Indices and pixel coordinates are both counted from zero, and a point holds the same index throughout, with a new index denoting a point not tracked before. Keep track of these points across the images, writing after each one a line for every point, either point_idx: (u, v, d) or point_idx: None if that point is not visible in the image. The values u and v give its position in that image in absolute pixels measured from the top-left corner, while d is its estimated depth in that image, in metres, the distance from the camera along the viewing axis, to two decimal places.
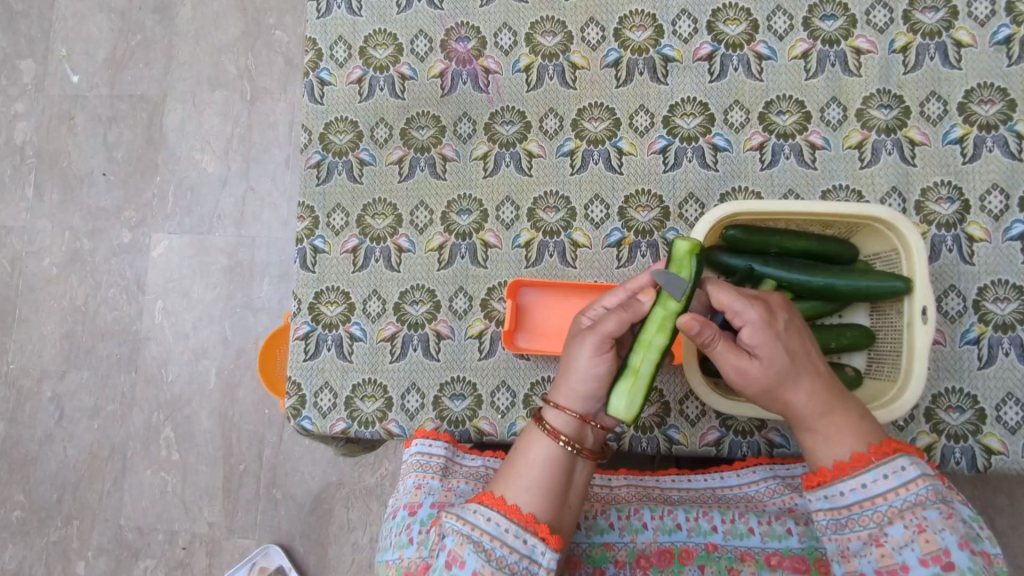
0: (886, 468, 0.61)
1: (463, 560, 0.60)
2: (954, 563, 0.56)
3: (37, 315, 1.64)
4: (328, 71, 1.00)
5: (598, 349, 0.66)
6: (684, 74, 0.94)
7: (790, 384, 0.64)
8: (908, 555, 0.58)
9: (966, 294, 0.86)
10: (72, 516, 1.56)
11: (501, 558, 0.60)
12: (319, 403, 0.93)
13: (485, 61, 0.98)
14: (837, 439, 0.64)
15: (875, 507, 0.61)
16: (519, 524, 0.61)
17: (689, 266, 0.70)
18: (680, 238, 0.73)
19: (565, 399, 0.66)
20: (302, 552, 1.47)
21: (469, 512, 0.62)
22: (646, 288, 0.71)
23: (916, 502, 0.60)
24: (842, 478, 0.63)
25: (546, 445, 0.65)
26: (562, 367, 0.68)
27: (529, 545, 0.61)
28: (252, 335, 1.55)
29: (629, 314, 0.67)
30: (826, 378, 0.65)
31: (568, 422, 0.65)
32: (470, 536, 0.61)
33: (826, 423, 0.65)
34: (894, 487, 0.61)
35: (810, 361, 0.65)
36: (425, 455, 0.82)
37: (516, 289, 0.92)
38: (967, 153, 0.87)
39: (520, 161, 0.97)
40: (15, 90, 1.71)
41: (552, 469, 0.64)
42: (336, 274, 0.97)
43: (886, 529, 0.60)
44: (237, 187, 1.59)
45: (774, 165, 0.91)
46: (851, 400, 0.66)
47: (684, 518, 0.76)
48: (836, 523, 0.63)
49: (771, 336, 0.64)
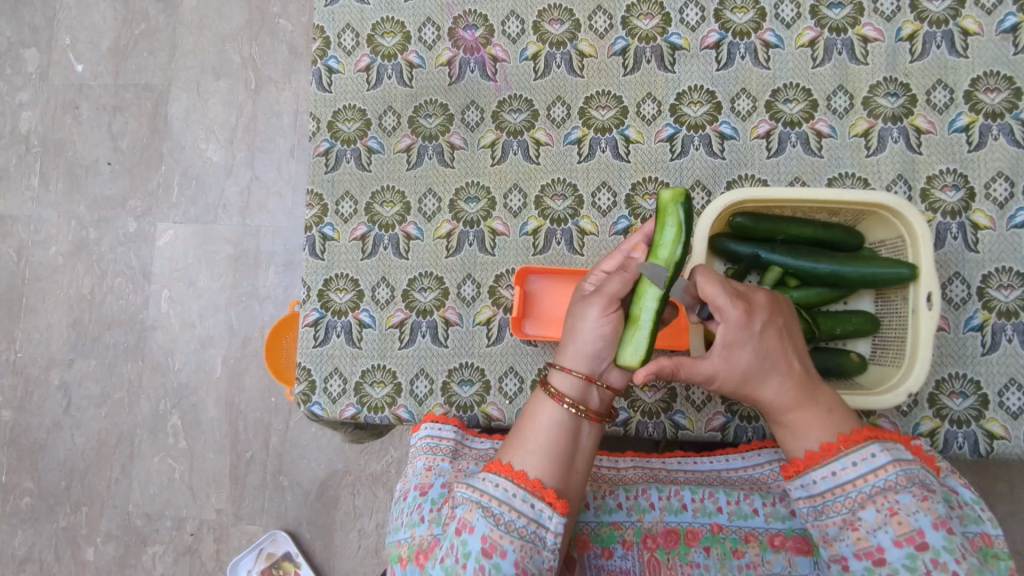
0: (856, 456, 0.63)
1: (473, 525, 0.62)
2: (928, 543, 0.59)
3: (44, 304, 1.65)
4: (336, 59, 1.00)
5: (606, 309, 0.68)
6: (691, 63, 0.94)
7: (758, 382, 0.66)
8: (882, 537, 0.61)
9: (970, 281, 0.86)
10: (81, 503, 1.58)
11: (510, 522, 0.61)
12: (328, 389, 0.94)
13: (493, 49, 0.99)
14: (806, 432, 0.66)
15: (845, 493, 0.63)
16: (526, 488, 0.62)
17: (674, 214, 0.72)
18: (663, 189, 0.74)
19: (571, 361, 0.68)
20: (309, 538, 1.49)
21: (479, 480, 0.64)
22: (637, 244, 0.75)
23: (886, 488, 0.61)
24: (813, 467, 0.65)
25: (551, 409, 0.66)
26: (568, 329, 0.70)
27: (537, 509, 0.62)
28: (257, 324, 1.56)
29: (630, 273, 0.70)
30: (799, 376, 0.66)
31: (573, 383, 0.67)
32: (480, 502, 0.62)
33: (792, 417, 0.66)
34: (862, 474, 0.63)
35: (784, 360, 0.66)
36: (435, 439, 0.84)
37: (523, 276, 0.93)
38: (972, 141, 0.88)
39: (527, 149, 0.97)
40: (20, 79, 1.71)
41: (559, 433, 0.66)
42: (345, 261, 0.97)
43: (858, 514, 0.62)
44: (242, 176, 1.60)
45: (781, 153, 0.92)
46: (824, 393, 0.67)
47: (690, 499, 0.78)
48: (815, 510, 0.65)
49: (741, 338, 0.65)
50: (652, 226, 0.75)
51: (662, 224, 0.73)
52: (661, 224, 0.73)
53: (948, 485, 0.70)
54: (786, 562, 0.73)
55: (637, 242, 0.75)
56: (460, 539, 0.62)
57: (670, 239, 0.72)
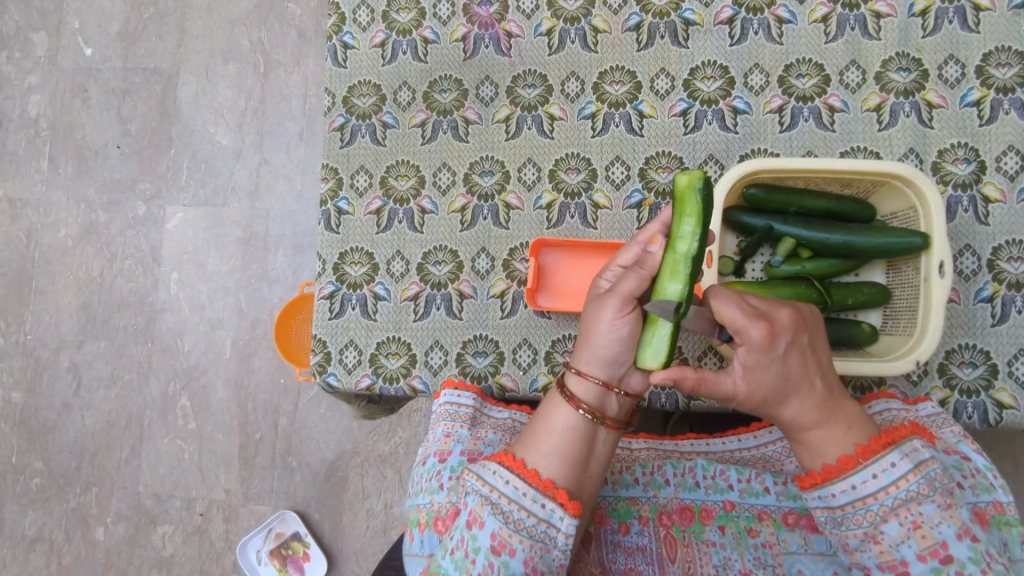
0: (876, 467, 0.63)
1: (483, 521, 0.64)
2: (952, 556, 0.60)
3: (54, 287, 1.66)
4: (351, 34, 1.01)
5: (620, 312, 0.66)
6: (705, 38, 0.95)
7: (779, 403, 0.64)
8: (906, 551, 0.61)
9: (981, 254, 0.87)
10: (91, 483, 1.59)
11: (520, 521, 0.63)
12: (344, 360, 0.95)
13: (507, 25, 1.00)
14: (824, 448, 0.65)
15: (867, 507, 0.63)
16: (538, 488, 0.64)
17: (693, 202, 0.69)
18: (680, 173, 0.71)
19: (586, 365, 0.67)
20: (317, 518, 1.50)
21: (490, 474, 0.65)
22: (654, 236, 0.70)
23: (909, 499, 0.62)
24: (832, 481, 0.64)
25: (567, 412, 0.66)
26: (585, 331, 0.68)
27: (547, 509, 0.63)
28: (266, 306, 1.57)
29: (645, 271, 0.67)
30: (820, 396, 0.64)
31: (589, 389, 0.67)
32: (490, 498, 0.64)
33: (811, 435, 0.65)
34: (884, 486, 0.63)
35: (806, 381, 0.64)
36: (455, 405, 0.84)
37: (538, 249, 0.95)
38: (984, 115, 0.88)
39: (542, 124, 0.98)
40: (28, 62, 1.72)
41: (573, 437, 0.66)
42: (360, 235, 0.98)
43: (881, 527, 0.63)
44: (251, 159, 1.61)
45: (793, 128, 0.92)
46: (845, 409, 0.66)
47: (703, 476, 0.81)
48: (834, 520, 0.65)
49: (764, 362, 0.62)
50: (669, 215, 0.72)
51: (680, 215, 0.70)
52: (679, 214, 0.70)
53: (960, 452, 0.73)
54: (801, 540, 0.74)
55: (655, 234, 0.70)
56: (470, 534, 0.64)
57: (688, 231, 0.69)
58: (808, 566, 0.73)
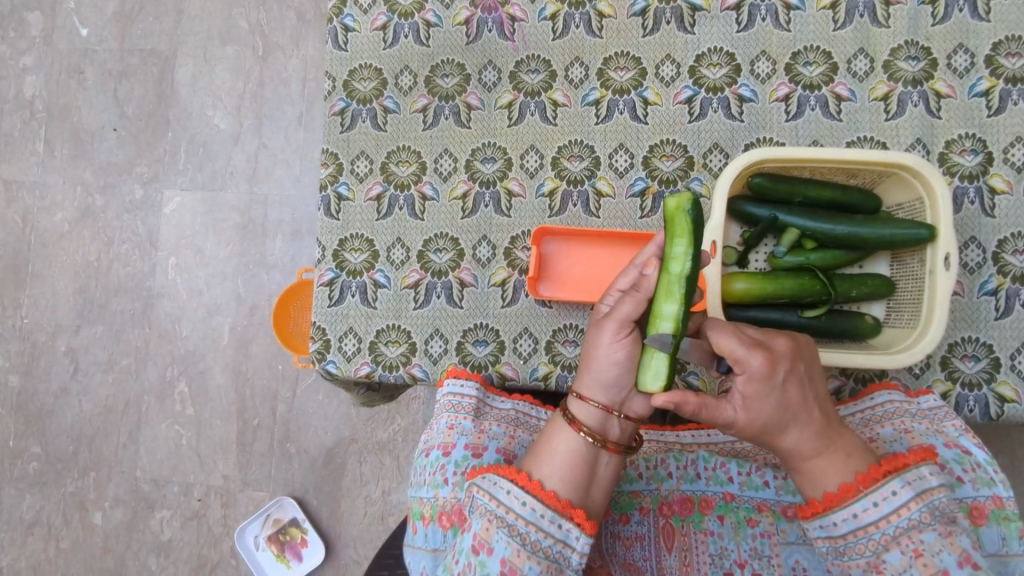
0: (876, 495, 0.62)
1: (493, 546, 0.63)
2: None
3: (50, 271, 1.64)
4: (352, 17, 0.99)
5: (617, 335, 0.66)
6: (711, 24, 0.94)
7: (778, 431, 0.63)
8: None
9: (986, 246, 0.87)
10: (89, 468, 1.59)
11: (536, 543, 0.63)
12: (343, 348, 0.95)
13: (510, 8, 0.98)
14: (824, 477, 0.64)
15: (868, 536, 0.62)
16: (555, 509, 0.63)
17: (682, 225, 0.68)
18: (668, 196, 0.70)
19: (587, 390, 0.67)
20: (315, 504, 1.50)
21: (505, 494, 0.64)
22: (648, 258, 0.69)
23: (910, 527, 0.61)
24: (833, 510, 0.63)
25: (569, 435, 0.66)
26: (585, 357, 0.69)
27: (564, 530, 0.63)
28: (265, 292, 1.56)
29: (642, 292, 0.67)
30: (819, 425, 0.64)
31: (590, 413, 0.66)
32: (505, 520, 0.63)
33: (811, 464, 0.64)
34: (885, 515, 0.62)
35: (805, 411, 0.63)
36: (457, 396, 0.83)
37: (540, 237, 0.94)
38: (992, 106, 0.87)
39: (545, 110, 0.97)
40: (23, 42, 1.70)
41: (575, 460, 0.65)
42: (360, 222, 0.97)
43: (883, 556, 0.62)
44: (249, 144, 1.59)
45: (799, 117, 0.91)
46: (845, 437, 0.65)
47: (704, 467, 0.80)
48: (836, 550, 0.64)
49: (763, 390, 0.62)
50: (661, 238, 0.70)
51: (671, 237, 0.68)
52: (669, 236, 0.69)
53: (960, 446, 0.73)
54: (800, 531, 0.75)
55: (649, 256, 0.69)
56: (478, 559, 0.64)
57: (681, 252, 0.68)
58: (806, 557, 0.74)
